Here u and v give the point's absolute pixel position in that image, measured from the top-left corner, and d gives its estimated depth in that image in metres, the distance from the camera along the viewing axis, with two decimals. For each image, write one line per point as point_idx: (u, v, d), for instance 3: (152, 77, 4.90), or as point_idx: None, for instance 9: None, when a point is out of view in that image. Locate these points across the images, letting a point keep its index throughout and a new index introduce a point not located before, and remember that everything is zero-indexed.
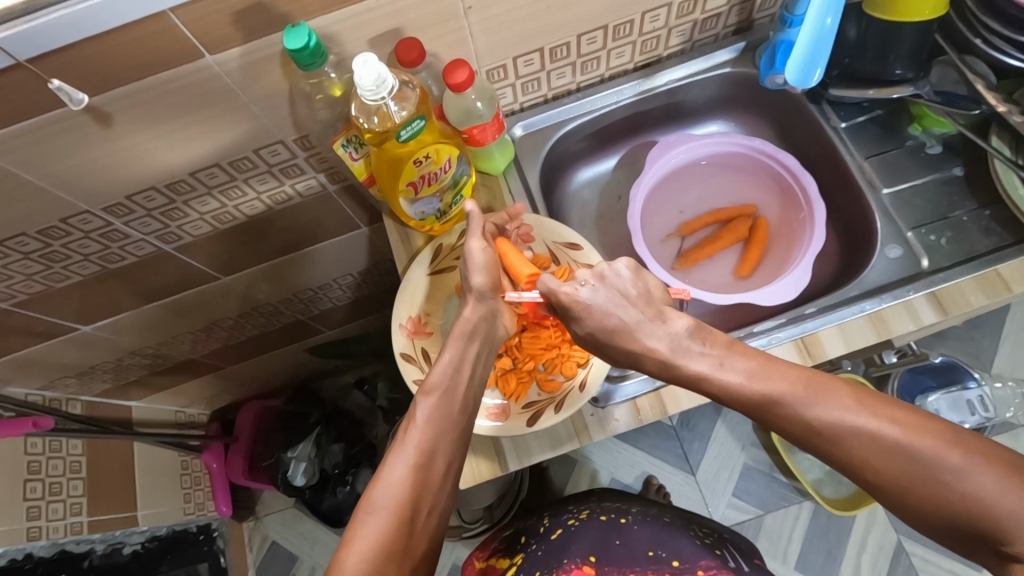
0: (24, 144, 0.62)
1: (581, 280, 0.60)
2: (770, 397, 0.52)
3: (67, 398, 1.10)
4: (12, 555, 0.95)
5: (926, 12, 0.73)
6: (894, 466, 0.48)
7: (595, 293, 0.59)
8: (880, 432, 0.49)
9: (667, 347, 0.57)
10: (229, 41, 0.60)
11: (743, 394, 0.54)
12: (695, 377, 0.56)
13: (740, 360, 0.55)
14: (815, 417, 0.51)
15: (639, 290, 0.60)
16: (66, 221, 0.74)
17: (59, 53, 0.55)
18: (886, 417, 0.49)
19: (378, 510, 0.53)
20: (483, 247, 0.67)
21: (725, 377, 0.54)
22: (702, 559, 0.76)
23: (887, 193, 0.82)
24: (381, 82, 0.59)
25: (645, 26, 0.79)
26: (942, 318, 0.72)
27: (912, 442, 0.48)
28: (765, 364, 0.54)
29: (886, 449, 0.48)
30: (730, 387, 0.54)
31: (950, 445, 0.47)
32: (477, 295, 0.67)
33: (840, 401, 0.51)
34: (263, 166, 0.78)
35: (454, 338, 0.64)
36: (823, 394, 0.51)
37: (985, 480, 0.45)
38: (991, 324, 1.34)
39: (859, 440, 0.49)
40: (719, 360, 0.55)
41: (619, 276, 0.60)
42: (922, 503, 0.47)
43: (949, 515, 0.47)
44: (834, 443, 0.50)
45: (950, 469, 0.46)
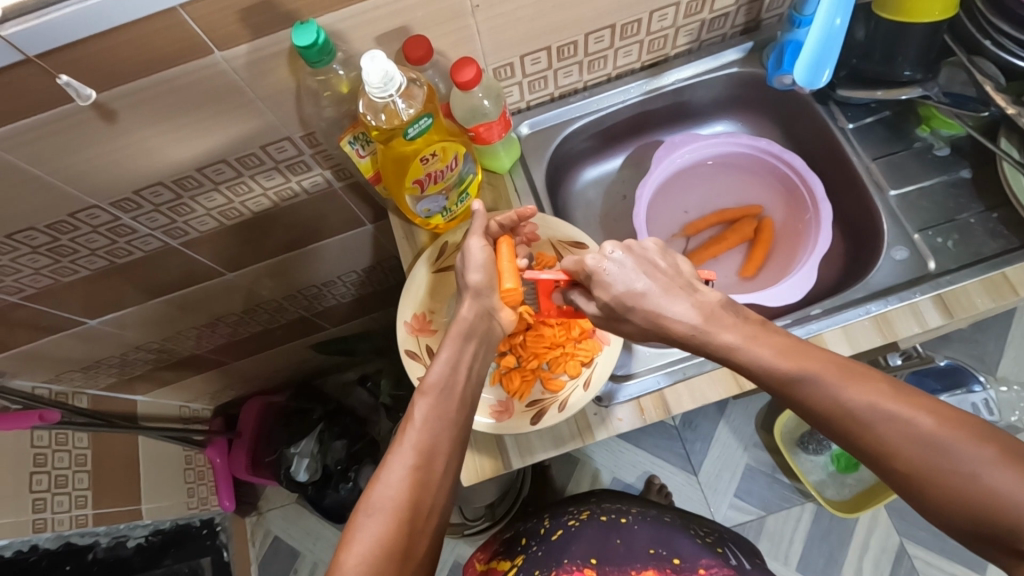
0: (32, 138, 0.62)
1: (608, 250, 0.59)
2: (801, 375, 0.51)
3: (73, 392, 1.11)
4: (18, 547, 0.95)
5: (937, 13, 0.72)
6: (920, 456, 0.48)
7: (623, 261, 0.59)
8: (912, 421, 0.48)
9: (698, 316, 0.56)
10: (237, 38, 0.60)
11: (771, 369, 0.53)
12: (726, 348, 0.55)
13: (768, 339, 0.54)
14: (846, 399, 0.50)
15: (668, 265, 0.60)
16: (74, 216, 0.74)
17: (69, 49, 0.55)
18: (919, 406, 0.49)
19: (376, 513, 0.53)
20: (482, 247, 0.69)
21: (755, 350, 0.54)
22: (702, 557, 0.77)
23: (893, 194, 0.82)
24: (388, 79, 0.60)
25: (652, 26, 0.79)
26: (948, 321, 0.72)
27: (944, 434, 0.47)
28: (796, 344, 0.53)
29: (915, 438, 0.48)
30: (760, 362, 0.53)
31: (981, 440, 0.46)
32: (473, 293, 0.67)
33: (873, 386, 0.50)
34: (269, 162, 0.78)
35: (450, 337, 0.64)
36: (857, 379, 0.50)
37: (1009, 478, 0.45)
38: (996, 327, 1.34)
39: (890, 425, 0.48)
40: (750, 334, 0.54)
41: (645, 249, 0.60)
42: (943, 494, 0.47)
43: (965, 508, 0.46)
44: (861, 426, 0.49)
45: (979, 464, 0.46)
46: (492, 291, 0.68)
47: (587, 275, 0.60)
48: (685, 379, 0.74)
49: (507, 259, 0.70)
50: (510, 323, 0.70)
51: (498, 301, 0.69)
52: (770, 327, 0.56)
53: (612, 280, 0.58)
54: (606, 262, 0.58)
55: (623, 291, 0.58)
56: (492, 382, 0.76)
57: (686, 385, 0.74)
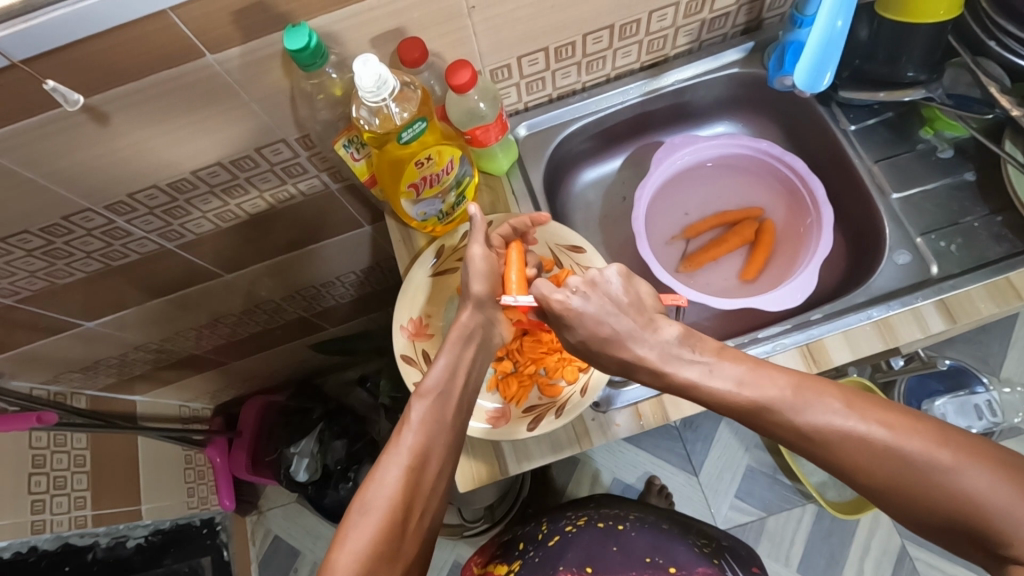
0: (23, 142, 0.62)
1: (572, 288, 0.58)
2: (761, 404, 0.51)
3: (72, 392, 1.11)
4: (18, 548, 0.95)
5: (941, 14, 0.71)
6: (885, 469, 0.47)
7: (586, 302, 0.58)
8: (869, 434, 0.47)
9: (657, 355, 0.56)
10: (229, 40, 0.59)
11: (734, 403, 0.53)
12: (685, 383, 0.55)
13: (730, 367, 0.54)
14: (803, 422, 0.50)
15: (631, 298, 0.58)
16: (68, 219, 0.73)
17: (56, 53, 0.54)
18: (874, 418, 0.48)
19: (369, 511, 0.53)
20: (484, 254, 0.66)
21: (714, 384, 0.54)
22: (699, 565, 0.76)
23: (896, 197, 0.81)
24: (382, 83, 0.59)
25: (652, 26, 0.78)
26: (951, 326, 0.71)
27: (903, 443, 0.46)
28: (756, 370, 0.53)
29: (877, 452, 0.47)
30: (718, 395, 0.53)
31: (939, 445, 0.46)
32: (475, 303, 0.65)
33: (829, 405, 0.49)
34: (265, 165, 0.77)
35: (449, 343, 0.63)
36: (811, 399, 0.50)
37: (976, 480, 0.44)
38: (1001, 328, 1.33)
39: (850, 442, 0.48)
40: (708, 367, 0.55)
41: (610, 283, 0.58)
42: (913, 504, 0.46)
43: (943, 516, 0.46)
44: (826, 447, 0.49)
45: (940, 470, 0.45)
46: (494, 301, 0.66)
47: (553, 314, 0.59)
48: None
49: (517, 268, 0.69)
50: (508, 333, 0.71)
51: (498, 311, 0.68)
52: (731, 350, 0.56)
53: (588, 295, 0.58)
54: (572, 299, 0.58)
55: (588, 336, 0.59)
56: (490, 388, 0.75)
57: None
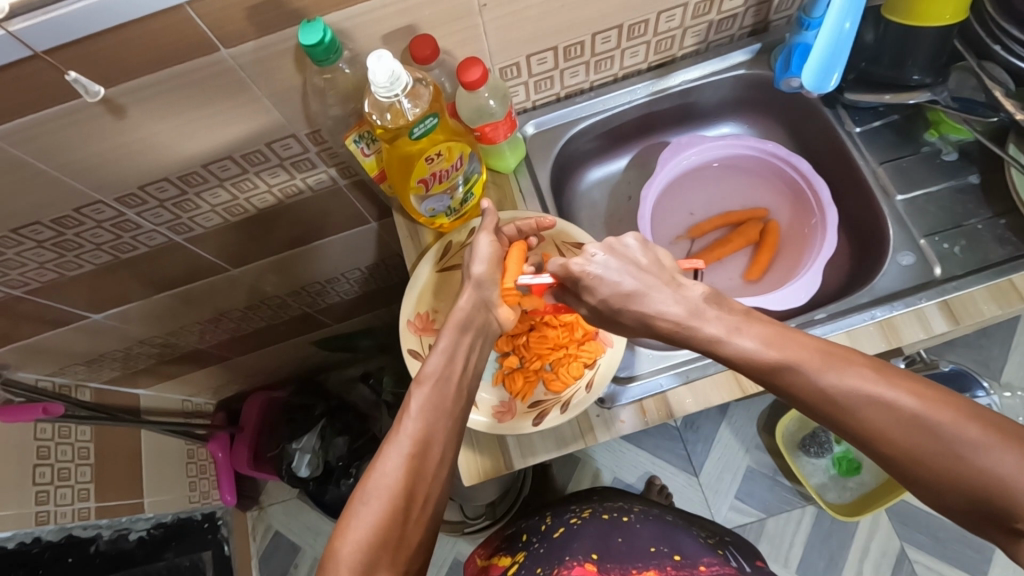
0: (38, 134, 0.62)
1: (591, 251, 0.60)
2: (787, 365, 0.51)
3: (77, 384, 1.11)
4: (21, 539, 0.95)
5: (946, 17, 0.72)
6: (908, 439, 0.47)
7: (606, 263, 0.59)
8: (897, 403, 0.47)
9: (683, 310, 0.56)
10: (244, 35, 0.60)
11: (757, 361, 0.53)
12: (710, 340, 0.55)
13: (756, 328, 0.54)
14: (830, 386, 0.50)
15: (649, 259, 0.60)
16: (79, 211, 0.74)
17: (76, 44, 0.55)
18: (903, 388, 0.48)
19: (371, 499, 0.53)
20: (490, 241, 0.68)
21: (739, 343, 0.54)
22: (704, 556, 0.77)
23: (901, 200, 0.81)
24: (395, 78, 0.59)
25: (660, 27, 0.79)
26: (954, 327, 0.72)
27: (930, 415, 0.46)
28: (781, 332, 0.53)
29: (901, 421, 0.47)
30: (743, 353, 0.53)
31: (968, 419, 0.46)
32: (474, 283, 0.67)
33: (858, 370, 0.49)
34: (274, 159, 0.78)
35: (449, 326, 0.64)
36: (840, 364, 0.50)
37: (1004, 457, 0.44)
38: (1002, 332, 1.33)
39: (875, 410, 0.48)
40: (734, 325, 0.55)
41: (627, 248, 0.60)
42: (934, 476, 0.47)
43: (963, 490, 0.46)
44: (848, 414, 0.49)
45: (966, 444, 0.45)
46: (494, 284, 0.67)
47: (574, 279, 0.61)
48: (687, 382, 0.74)
49: (512, 271, 0.69)
50: (508, 320, 0.70)
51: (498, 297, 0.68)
52: (757, 316, 0.55)
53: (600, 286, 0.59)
54: (590, 266, 0.60)
55: (611, 294, 0.60)
56: (496, 383, 0.77)
57: (688, 388, 0.74)
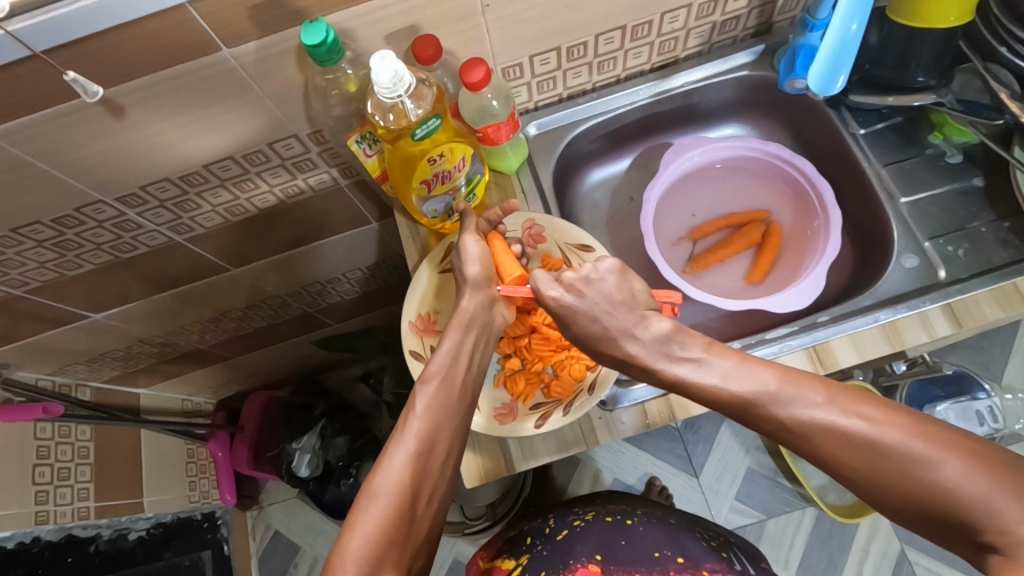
0: (38, 134, 0.62)
1: (565, 285, 0.61)
2: (746, 398, 0.52)
3: (76, 384, 1.10)
4: (21, 538, 0.95)
5: (951, 19, 0.72)
6: (863, 460, 0.47)
7: (576, 299, 0.60)
8: (846, 426, 0.48)
9: (645, 352, 0.58)
10: (245, 35, 0.59)
11: (719, 397, 0.54)
12: (675, 379, 0.56)
13: (719, 361, 0.55)
14: (786, 416, 0.50)
15: (625, 292, 0.60)
16: (80, 210, 0.74)
17: (75, 44, 0.55)
18: (853, 409, 0.48)
19: (378, 497, 0.53)
20: (478, 241, 0.68)
21: (703, 378, 0.55)
22: (708, 561, 0.77)
23: (905, 202, 0.81)
24: (398, 79, 0.59)
25: (663, 27, 0.78)
26: (957, 330, 0.72)
27: (877, 434, 0.47)
28: (742, 362, 0.53)
29: (854, 444, 0.47)
30: (707, 389, 0.54)
31: (914, 436, 0.46)
32: (472, 285, 0.67)
33: (808, 397, 0.50)
34: (276, 159, 0.78)
35: (452, 327, 0.64)
36: (792, 390, 0.50)
37: (952, 469, 0.44)
38: (1003, 335, 1.33)
39: (828, 435, 0.48)
40: (697, 362, 0.55)
41: (603, 279, 0.60)
42: (895, 496, 0.46)
43: (925, 508, 0.45)
44: (807, 439, 0.49)
45: (916, 462, 0.45)
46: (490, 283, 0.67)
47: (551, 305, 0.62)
48: None
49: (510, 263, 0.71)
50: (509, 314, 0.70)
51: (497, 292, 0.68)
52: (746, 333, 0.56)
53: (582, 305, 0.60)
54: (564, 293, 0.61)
55: (586, 322, 0.61)
56: (497, 385, 0.76)
57: None
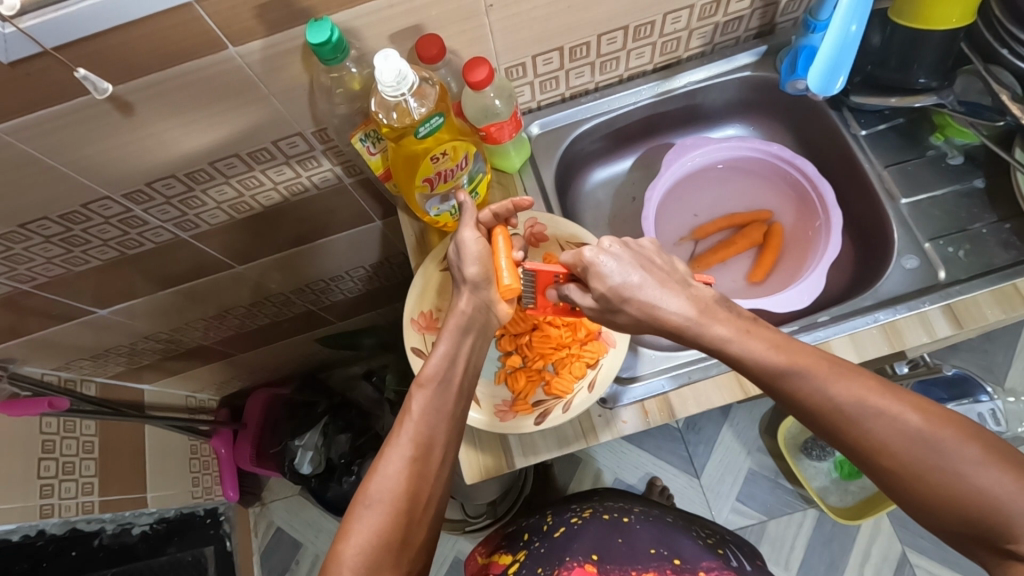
0: (47, 130, 0.63)
1: (606, 245, 0.59)
2: (794, 371, 0.52)
3: (81, 379, 1.11)
4: (25, 531, 0.96)
5: (953, 21, 0.72)
6: (910, 454, 0.48)
7: (620, 254, 0.59)
8: (904, 417, 0.49)
9: (692, 310, 0.57)
10: (252, 34, 0.60)
11: (765, 364, 0.53)
12: (718, 340, 0.55)
13: (763, 333, 0.55)
14: (837, 395, 0.50)
15: (664, 261, 0.60)
16: (87, 206, 0.75)
17: (85, 42, 0.55)
18: (910, 404, 0.49)
19: (374, 504, 0.54)
20: (476, 238, 0.68)
21: (750, 344, 0.54)
22: (703, 559, 0.77)
23: (905, 203, 0.81)
24: (401, 78, 0.60)
25: (666, 28, 0.79)
26: (957, 332, 0.72)
27: (935, 432, 0.48)
28: (788, 339, 0.54)
29: (906, 436, 0.49)
30: (755, 356, 0.54)
31: (969, 439, 0.48)
32: (471, 286, 0.67)
33: (864, 383, 0.51)
34: (280, 156, 0.78)
35: (448, 330, 0.64)
36: (847, 376, 0.51)
37: (1000, 478, 0.46)
38: (1006, 338, 1.33)
39: (882, 423, 0.49)
40: (743, 328, 0.55)
41: (641, 247, 0.61)
42: (930, 493, 0.48)
43: (958, 507, 0.47)
44: (852, 423, 0.50)
45: (968, 463, 0.47)
46: (490, 283, 0.68)
47: (584, 268, 0.60)
48: (690, 383, 0.74)
49: (504, 254, 0.68)
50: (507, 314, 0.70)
51: (496, 295, 0.69)
52: (763, 323, 0.57)
53: (609, 273, 0.58)
54: (603, 256, 0.59)
55: (619, 284, 0.58)
56: (498, 382, 0.77)
57: (691, 389, 0.74)
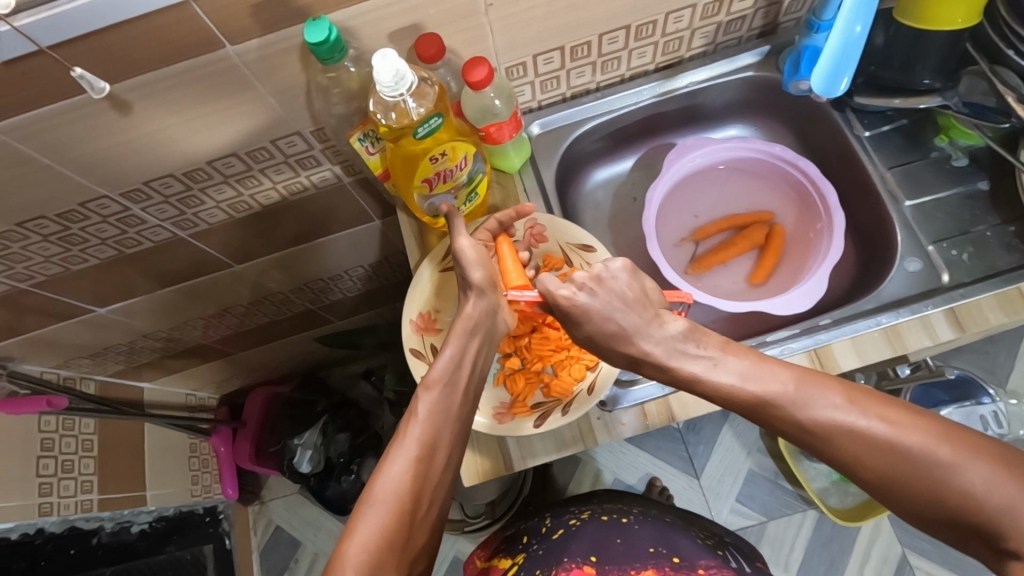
0: (43, 129, 0.62)
1: (579, 284, 0.61)
2: (762, 398, 0.53)
3: (80, 377, 1.11)
4: (24, 529, 0.96)
5: (959, 21, 0.71)
6: (884, 464, 0.48)
7: (592, 298, 0.60)
8: (870, 430, 0.49)
9: (661, 350, 0.59)
10: (249, 33, 0.59)
11: (736, 397, 0.55)
12: (690, 377, 0.57)
13: (733, 361, 0.56)
14: (804, 417, 0.51)
15: (636, 293, 0.61)
16: (85, 205, 0.74)
17: (80, 41, 0.55)
18: (875, 414, 0.50)
19: (377, 503, 0.54)
20: (473, 243, 0.66)
21: (719, 377, 0.56)
22: (702, 558, 0.76)
23: (909, 205, 0.80)
24: (399, 78, 0.59)
25: (668, 27, 0.78)
26: (960, 335, 0.71)
27: (903, 439, 0.48)
28: (757, 363, 0.55)
29: (877, 447, 0.49)
30: (724, 388, 0.55)
31: (937, 440, 0.47)
32: (476, 292, 0.66)
33: (829, 399, 0.51)
34: (279, 156, 0.78)
35: (455, 333, 0.63)
36: (814, 393, 0.52)
37: (976, 477, 0.45)
38: (1009, 340, 1.32)
39: (850, 438, 0.50)
40: (712, 361, 0.57)
41: (616, 278, 0.61)
42: (913, 500, 0.48)
43: (943, 511, 0.47)
44: (824, 441, 0.51)
45: (940, 465, 0.46)
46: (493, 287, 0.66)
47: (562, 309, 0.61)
48: (689, 386, 0.73)
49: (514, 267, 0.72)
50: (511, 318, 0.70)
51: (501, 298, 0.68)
52: (736, 346, 0.57)
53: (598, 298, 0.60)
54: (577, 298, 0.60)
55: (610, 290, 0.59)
56: (496, 384, 0.77)
57: (691, 392, 0.73)
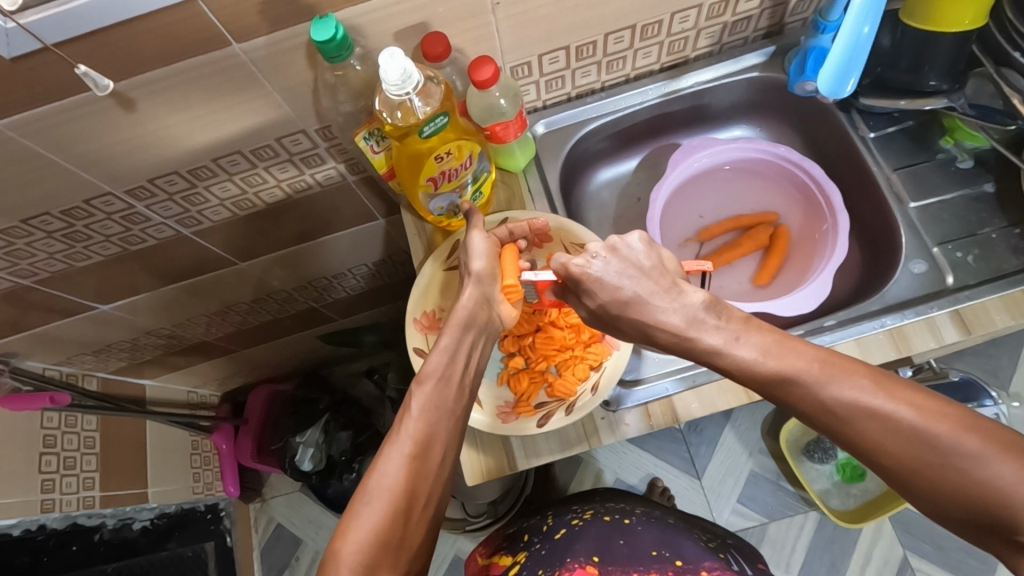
0: (49, 126, 0.62)
1: (592, 252, 0.60)
2: (784, 375, 0.52)
3: (83, 374, 1.11)
4: (26, 526, 0.96)
5: (966, 22, 0.71)
6: (907, 451, 0.48)
7: (606, 267, 0.59)
8: (896, 415, 0.48)
9: (682, 320, 0.57)
10: (255, 31, 0.59)
11: (758, 372, 0.54)
12: (708, 350, 0.56)
13: (756, 337, 0.54)
14: (829, 397, 0.50)
15: (652, 262, 0.59)
16: (89, 202, 0.74)
17: (86, 38, 0.55)
18: (903, 399, 0.49)
19: (373, 499, 0.53)
20: (485, 239, 0.69)
21: (739, 352, 0.54)
22: (706, 561, 0.76)
23: (914, 207, 0.80)
24: (406, 77, 0.59)
25: (674, 27, 0.78)
26: (965, 338, 0.71)
27: (929, 427, 0.47)
28: (781, 341, 0.53)
29: (901, 433, 0.48)
30: (742, 362, 0.54)
31: (967, 431, 0.46)
32: (474, 280, 0.67)
33: (856, 382, 0.50)
34: (284, 154, 0.78)
35: (450, 325, 0.63)
36: (842, 375, 0.50)
37: (1003, 469, 0.45)
38: (1011, 343, 1.32)
39: (875, 422, 0.49)
40: (734, 334, 0.55)
41: (630, 248, 0.59)
42: (933, 488, 0.47)
43: (962, 500, 0.46)
44: (846, 424, 0.50)
45: (966, 456, 0.46)
46: (492, 279, 0.67)
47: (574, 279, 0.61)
48: (694, 387, 0.74)
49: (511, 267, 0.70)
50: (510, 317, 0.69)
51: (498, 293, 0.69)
52: (756, 322, 0.56)
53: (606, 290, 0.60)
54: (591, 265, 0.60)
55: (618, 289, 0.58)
56: (500, 383, 0.77)
57: (695, 393, 0.73)
